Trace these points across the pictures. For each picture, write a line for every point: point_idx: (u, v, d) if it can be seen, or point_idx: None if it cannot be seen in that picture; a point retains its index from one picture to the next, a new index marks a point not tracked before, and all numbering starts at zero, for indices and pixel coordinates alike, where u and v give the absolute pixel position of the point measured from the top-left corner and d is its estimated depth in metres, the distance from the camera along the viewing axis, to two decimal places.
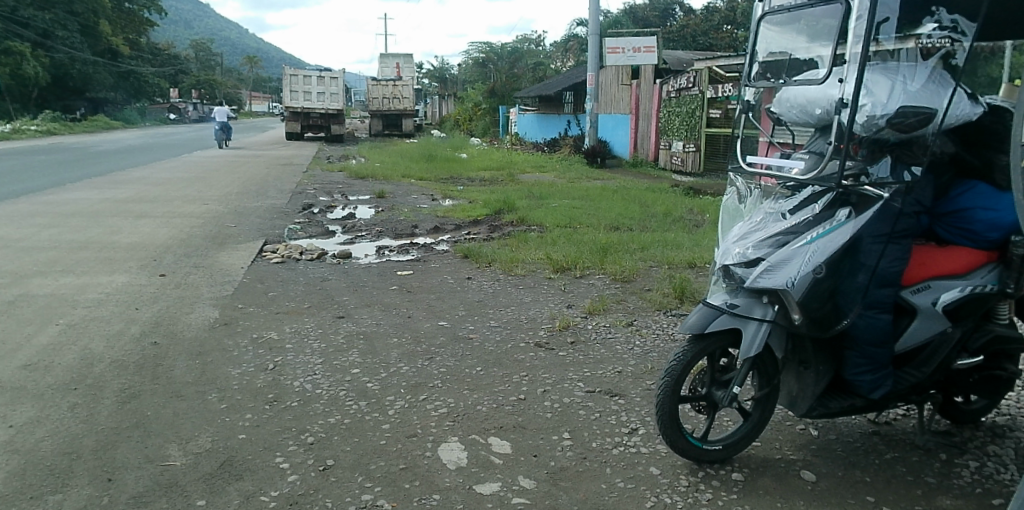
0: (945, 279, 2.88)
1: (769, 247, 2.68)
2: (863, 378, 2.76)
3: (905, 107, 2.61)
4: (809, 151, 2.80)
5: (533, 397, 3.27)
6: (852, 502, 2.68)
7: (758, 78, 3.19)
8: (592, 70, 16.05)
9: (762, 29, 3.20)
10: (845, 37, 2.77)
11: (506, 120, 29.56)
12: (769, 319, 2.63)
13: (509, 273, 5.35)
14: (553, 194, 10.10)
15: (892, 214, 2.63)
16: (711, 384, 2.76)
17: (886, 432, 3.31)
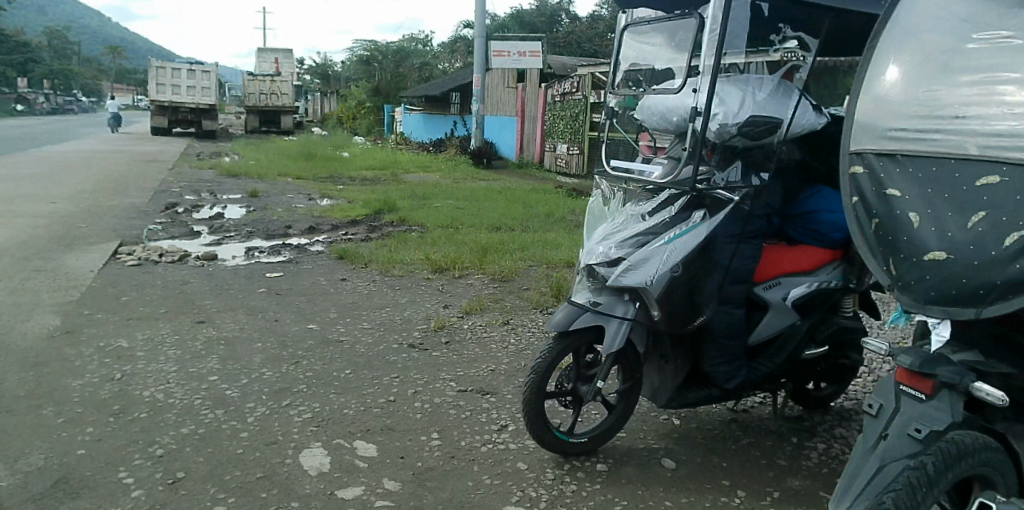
0: (794, 275, 3.09)
1: (630, 247, 2.77)
2: (719, 369, 2.92)
3: (754, 117, 2.84)
4: (667, 156, 2.92)
5: (402, 398, 3.24)
6: (708, 486, 2.82)
7: (622, 86, 3.31)
8: (477, 72, 16.12)
9: (626, 40, 3.34)
10: (699, 50, 2.90)
11: (392, 120, 29.21)
12: (630, 316, 2.73)
13: (385, 274, 5.28)
14: (437, 194, 10.07)
15: (742, 215, 2.85)
16: (577, 380, 2.83)
17: (744, 419, 3.51)
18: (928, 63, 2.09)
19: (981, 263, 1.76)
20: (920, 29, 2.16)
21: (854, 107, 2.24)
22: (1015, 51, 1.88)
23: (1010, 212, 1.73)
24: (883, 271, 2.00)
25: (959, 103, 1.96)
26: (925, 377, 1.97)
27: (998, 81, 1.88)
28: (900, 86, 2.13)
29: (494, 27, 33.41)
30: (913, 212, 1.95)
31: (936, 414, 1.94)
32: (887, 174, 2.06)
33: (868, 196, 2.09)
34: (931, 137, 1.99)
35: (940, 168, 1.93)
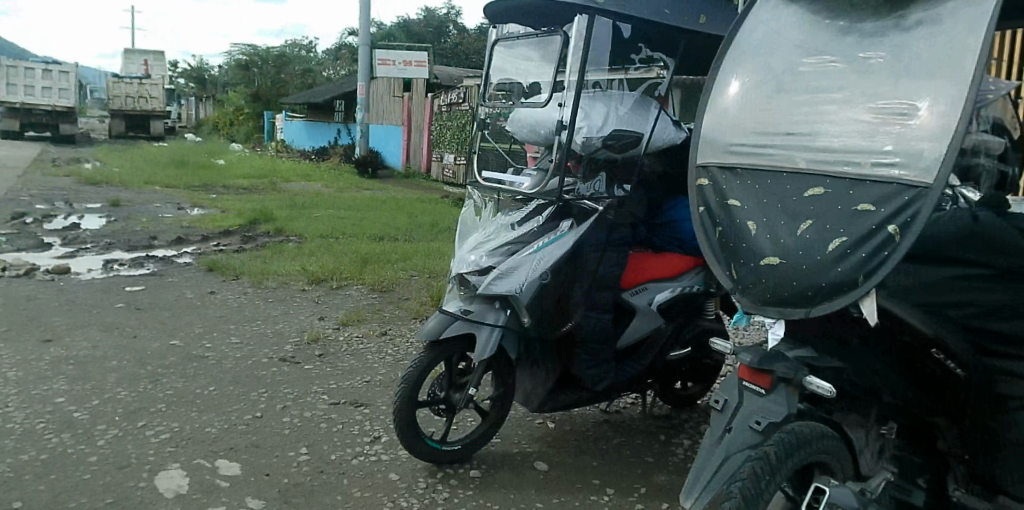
0: (659, 281, 3.23)
1: (500, 256, 2.85)
2: (588, 373, 3.02)
3: (616, 131, 2.99)
4: (536, 168, 3.03)
5: (270, 413, 3.15)
6: (578, 486, 2.91)
7: (493, 99, 3.39)
8: (361, 80, 15.89)
9: (496, 53, 3.41)
10: (563, 66, 3.02)
11: (273, 127, 28.29)
12: (501, 323, 2.77)
13: (258, 286, 5.11)
14: (319, 203, 9.85)
15: (607, 223, 2.97)
16: (449, 387, 2.86)
17: (616, 420, 3.65)
18: (765, 87, 2.32)
19: (809, 266, 1.93)
20: (757, 55, 2.39)
21: (700, 124, 2.42)
22: (837, 77, 2.15)
23: (833, 219, 1.93)
24: (727, 276, 2.13)
25: (792, 122, 2.19)
26: (764, 373, 2.13)
27: (825, 104, 2.13)
28: (740, 106, 2.34)
29: (380, 35, 33.04)
30: (752, 221, 2.11)
31: (772, 407, 2.10)
32: (729, 187, 2.23)
33: (712, 206, 2.25)
34: (767, 153, 2.19)
35: (774, 181, 2.12)
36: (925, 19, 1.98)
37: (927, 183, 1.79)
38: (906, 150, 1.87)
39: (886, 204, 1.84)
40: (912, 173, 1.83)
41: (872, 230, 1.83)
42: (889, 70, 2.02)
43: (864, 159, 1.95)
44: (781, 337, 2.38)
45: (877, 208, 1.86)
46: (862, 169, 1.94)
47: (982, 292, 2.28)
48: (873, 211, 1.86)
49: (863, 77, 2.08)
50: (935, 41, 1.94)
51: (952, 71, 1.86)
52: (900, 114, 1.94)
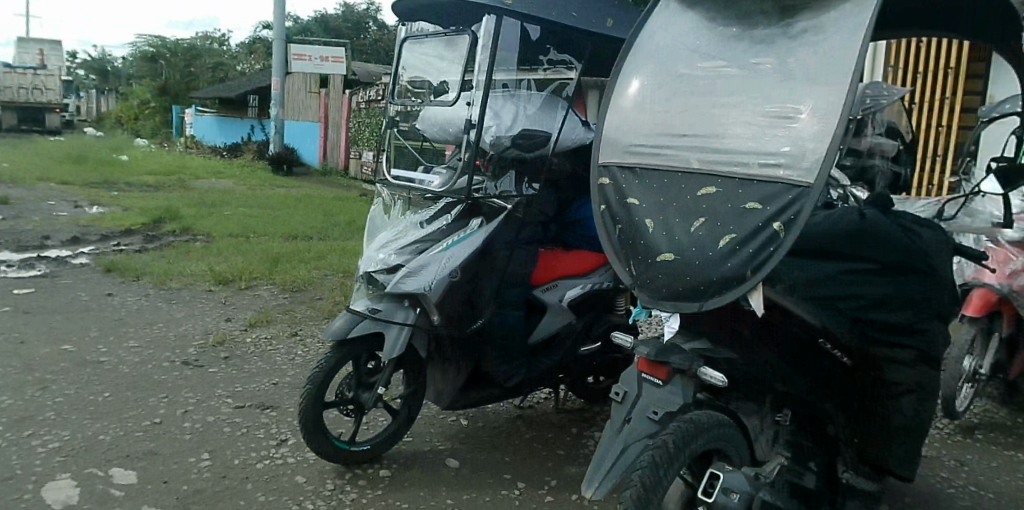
0: (569, 278, 3.29)
1: (409, 254, 2.83)
2: (499, 369, 3.05)
3: (524, 130, 3.05)
4: (446, 166, 3.04)
5: (170, 419, 3.05)
6: (489, 481, 2.94)
7: (402, 96, 3.38)
8: (275, 75, 15.47)
9: (405, 51, 3.41)
10: (472, 65, 3.04)
11: (181, 123, 27.20)
12: (410, 322, 2.78)
13: (160, 287, 4.92)
14: (228, 202, 9.54)
15: (516, 221, 3.01)
16: (358, 387, 2.83)
17: (529, 415, 3.69)
18: (662, 88, 2.40)
19: (702, 262, 2.01)
20: (655, 58, 2.48)
21: (602, 124, 2.49)
22: (729, 81, 2.26)
23: (723, 217, 2.02)
24: (626, 272, 2.18)
25: (688, 124, 2.28)
26: (661, 365, 2.23)
27: (719, 107, 2.23)
28: (640, 107, 2.42)
29: (296, 29, 32.25)
30: (649, 219, 2.17)
31: (669, 397, 2.20)
32: (628, 186, 2.29)
33: (612, 204, 2.31)
34: (664, 152, 2.27)
35: (671, 180, 2.20)
36: (810, 28, 2.14)
37: (808, 182, 1.91)
38: (790, 152, 1.99)
39: (772, 202, 1.95)
40: (796, 173, 1.95)
41: (759, 226, 1.93)
42: (776, 75, 2.15)
43: (752, 160, 2.06)
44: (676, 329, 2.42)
45: (764, 206, 1.96)
46: (751, 168, 2.05)
47: (871, 288, 2.51)
48: (760, 209, 1.96)
49: (752, 82, 2.20)
50: (818, 49, 2.09)
51: (832, 78, 2.01)
52: (786, 117, 2.06)
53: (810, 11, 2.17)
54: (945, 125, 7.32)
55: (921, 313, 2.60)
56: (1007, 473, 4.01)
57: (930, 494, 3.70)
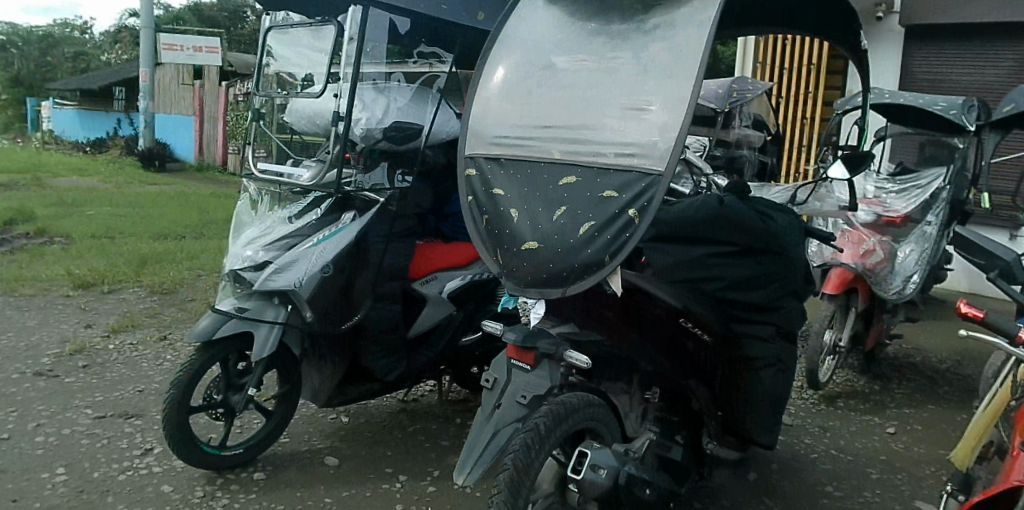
0: (448, 270, 3.31)
1: (277, 251, 2.80)
2: (379, 363, 3.03)
3: (397, 122, 3.06)
4: (315, 159, 2.97)
5: (20, 434, 2.85)
6: (370, 476, 2.93)
7: (268, 89, 3.29)
8: (142, 66, 14.57)
9: (270, 40, 3.31)
10: (337, 57, 2.99)
11: (38, 117, 25.18)
12: (281, 320, 2.72)
13: (9, 294, 4.56)
14: (91, 201, 8.94)
15: (389, 215, 3.00)
16: (227, 390, 2.78)
17: (412, 408, 3.68)
18: (525, 81, 2.46)
19: (563, 249, 2.07)
20: (518, 51, 2.53)
21: (468, 116, 2.51)
22: (587, 74, 2.34)
23: (583, 206, 2.09)
24: (493, 260, 2.21)
25: (550, 115, 2.34)
26: (528, 351, 2.30)
27: (579, 99, 2.31)
28: (505, 99, 2.46)
29: (167, 17, 30.47)
30: (513, 209, 2.21)
31: (537, 381, 2.27)
32: (494, 177, 2.33)
33: (479, 194, 2.33)
34: (528, 144, 2.32)
35: (534, 170, 2.26)
36: (661, 24, 2.25)
37: (659, 170, 2.02)
38: (643, 142, 2.09)
39: (627, 190, 2.05)
40: (649, 161, 2.05)
41: (616, 213, 2.02)
42: (630, 69, 2.25)
43: (610, 150, 2.14)
44: (543, 315, 2.49)
45: (620, 194, 2.05)
46: (608, 158, 2.14)
47: (728, 268, 2.69)
48: (617, 197, 2.05)
49: (608, 75, 2.29)
50: (667, 44, 2.21)
51: (681, 71, 2.13)
52: (639, 108, 2.16)
53: (662, 9, 2.29)
54: (809, 118, 7.83)
55: (778, 290, 2.80)
56: (862, 436, 4.37)
57: (793, 459, 3.98)
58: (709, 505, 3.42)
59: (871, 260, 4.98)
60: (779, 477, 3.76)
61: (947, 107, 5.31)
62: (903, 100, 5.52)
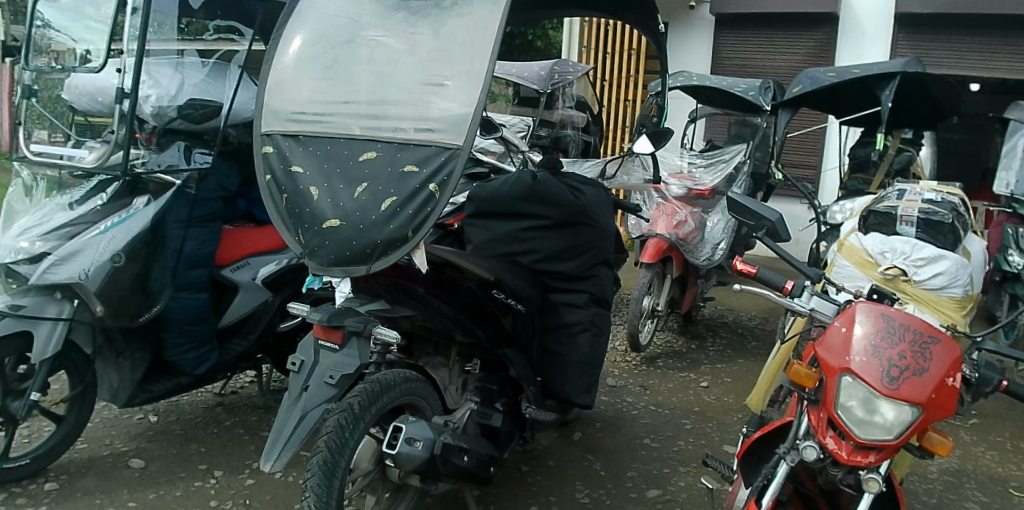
0: (261, 255, 3.17)
1: (58, 240, 2.58)
2: (185, 357, 2.86)
3: (193, 100, 2.96)
4: (99, 140, 2.75)
5: None
6: (180, 475, 2.80)
7: (40, 63, 2.99)
8: None
9: (40, 7, 2.99)
10: (119, 32, 2.73)
11: None
12: (66, 316, 2.53)
13: None
14: None
15: (188, 199, 2.84)
16: (6, 396, 2.58)
17: (230, 401, 3.52)
18: (321, 57, 2.40)
19: (365, 225, 2.06)
20: (315, 24, 2.47)
21: (263, 92, 2.41)
22: (386, 48, 2.33)
23: (383, 182, 2.10)
24: (294, 241, 2.15)
25: (348, 91, 2.31)
26: (336, 330, 2.27)
27: (378, 74, 2.29)
28: (302, 75, 2.40)
29: None
30: (313, 186, 2.17)
31: (345, 361, 2.26)
32: (292, 153, 2.27)
33: (277, 173, 2.26)
34: (327, 120, 2.28)
35: (333, 147, 2.23)
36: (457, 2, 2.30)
37: (457, 145, 2.08)
38: (441, 117, 2.14)
39: (427, 165, 2.09)
40: (447, 136, 2.11)
41: (416, 189, 2.06)
42: (428, 44, 2.27)
43: (409, 126, 2.16)
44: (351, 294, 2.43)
45: (420, 169, 2.09)
46: (408, 134, 2.16)
47: (542, 241, 2.82)
48: (417, 172, 2.08)
49: (406, 49, 2.30)
50: (462, 21, 2.26)
51: (477, 49, 2.19)
52: (436, 84, 2.20)
53: None
54: (631, 100, 8.28)
55: (588, 260, 2.97)
56: (679, 391, 4.74)
57: (616, 417, 4.24)
58: (536, 467, 3.58)
59: (684, 230, 5.27)
60: (603, 435, 4.00)
61: (747, 89, 6.09)
62: (709, 82, 6.16)
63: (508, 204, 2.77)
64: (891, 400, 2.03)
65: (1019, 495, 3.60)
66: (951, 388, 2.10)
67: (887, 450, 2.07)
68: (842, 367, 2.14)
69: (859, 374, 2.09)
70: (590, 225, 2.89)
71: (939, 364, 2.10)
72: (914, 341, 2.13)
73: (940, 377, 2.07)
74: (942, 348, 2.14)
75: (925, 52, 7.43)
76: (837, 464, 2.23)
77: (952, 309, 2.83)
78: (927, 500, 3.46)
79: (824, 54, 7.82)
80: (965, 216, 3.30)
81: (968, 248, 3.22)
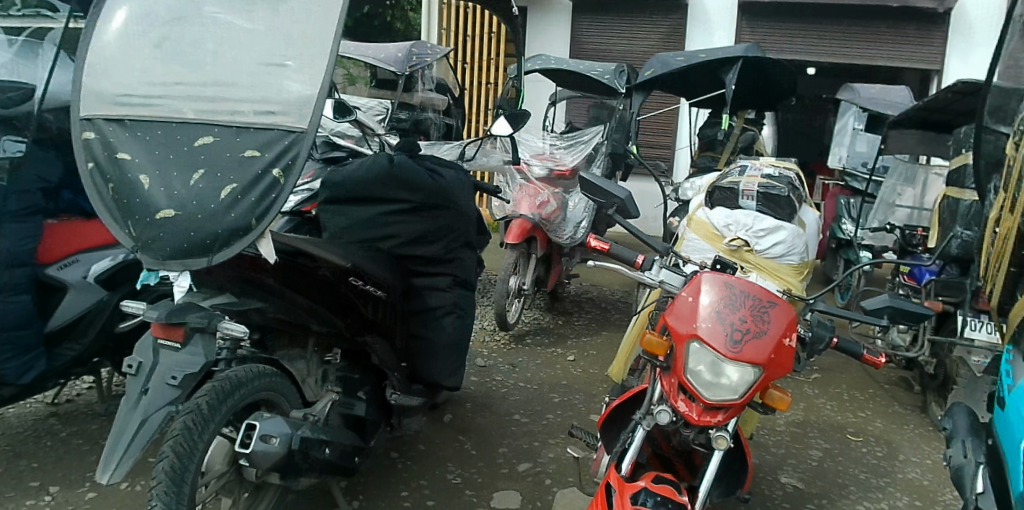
0: (92, 251, 2.94)
1: None
2: (9, 366, 2.61)
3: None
4: None
5: None
6: (8, 496, 2.56)
7: None
8: None
9: None
10: None
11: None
12: None
13: None
14: None
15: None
16: None
17: (65, 410, 3.24)
18: (148, 34, 2.22)
19: (204, 215, 1.96)
20: None
21: (81, 72, 2.20)
22: (219, 25, 2.18)
23: (222, 168, 2.00)
24: (124, 234, 2.01)
25: (179, 72, 2.15)
26: (177, 327, 2.13)
27: (211, 52, 2.15)
28: (124, 55, 2.20)
29: None
30: (144, 175, 2.03)
31: (189, 359, 2.13)
32: (117, 139, 2.10)
33: (102, 161, 2.08)
34: (156, 103, 2.12)
35: (165, 132, 2.08)
36: None
37: (302, 128, 2.00)
38: (283, 99, 2.05)
39: (269, 150, 2.00)
40: (290, 119, 2.02)
41: (259, 174, 1.97)
42: (267, 22, 2.15)
43: (248, 108, 2.06)
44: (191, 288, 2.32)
45: (262, 153, 2.00)
46: (248, 117, 2.05)
47: (403, 225, 2.81)
48: (259, 157, 1.99)
49: (242, 28, 2.17)
50: None
51: (320, 25, 2.10)
52: (276, 65, 2.10)
53: None
54: (492, 83, 8.30)
55: (450, 243, 2.98)
56: (547, 366, 4.86)
57: (485, 396, 4.28)
58: (406, 452, 3.56)
59: (546, 210, 5.32)
60: (472, 414, 4.02)
61: (603, 72, 6.31)
62: (567, 66, 6.33)
63: (365, 188, 2.78)
64: (735, 363, 2.17)
65: (853, 439, 3.98)
66: (788, 347, 2.28)
67: (733, 409, 2.21)
68: (690, 333, 2.26)
69: (706, 340, 2.22)
70: (448, 208, 2.92)
71: (777, 325, 2.26)
72: (754, 306, 2.29)
73: (777, 338, 2.24)
74: (779, 311, 2.30)
75: (765, 37, 7.97)
76: (688, 425, 2.36)
77: (789, 275, 3.06)
78: (774, 451, 3.74)
79: (675, 38, 8.19)
80: (800, 190, 3.55)
81: (804, 218, 3.43)
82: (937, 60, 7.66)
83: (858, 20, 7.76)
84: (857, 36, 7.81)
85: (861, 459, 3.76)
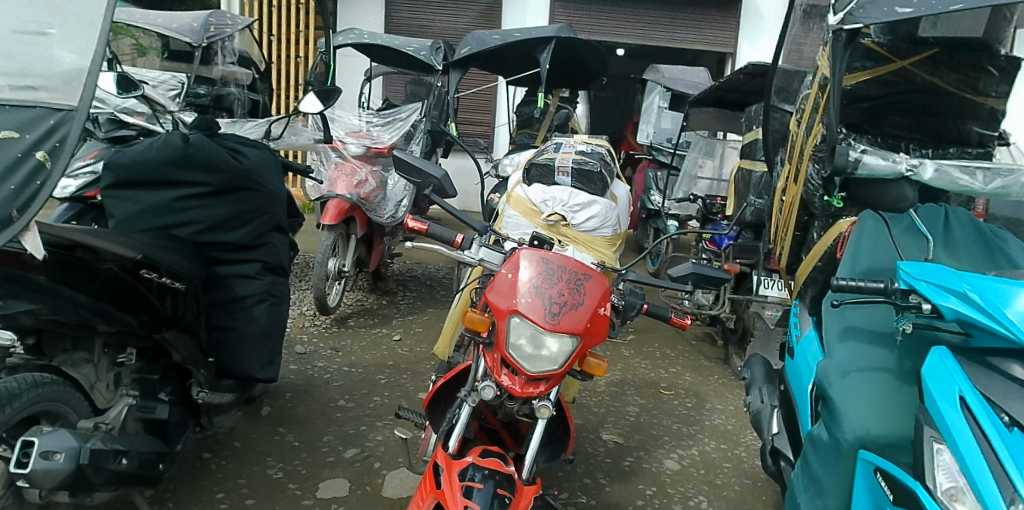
0: None
1: None
2: None
3: None
4: None
5: None
6: None
7: None
8: None
9: None
10: None
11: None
12: None
13: None
14: None
15: None
16: None
17: None
18: None
19: None
20: None
21: None
22: None
23: None
24: None
25: None
26: None
27: None
28: None
29: None
30: None
31: None
32: None
33: None
34: None
35: None
36: None
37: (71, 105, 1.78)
38: (45, 72, 1.79)
39: (30, 130, 1.74)
40: (55, 95, 1.78)
41: (19, 158, 1.71)
42: None
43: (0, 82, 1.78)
44: None
45: (21, 134, 1.73)
46: None
47: (204, 210, 2.59)
48: (16, 138, 1.72)
49: None
50: None
51: None
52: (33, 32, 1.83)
53: None
54: (301, 57, 7.90)
55: (259, 227, 2.79)
56: (372, 348, 4.77)
57: (307, 384, 4.12)
58: (220, 451, 3.34)
59: (364, 190, 5.18)
60: (292, 404, 3.85)
61: (419, 49, 6.21)
62: (381, 41, 6.16)
63: (157, 171, 2.51)
64: (553, 334, 2.24)
65: (665, 393, 4.29)
66: (603, 315, 2.39)
67: (554, 379, 2.26)
68: (510, 309, 2.29)
69: (525, 314, 2.26)
70: (254, 190, 2.70)
71: (591, 296, 2.36)
72: (570, 279, 2.37)
73: (592, 308, 2.34)
74: (593, 282, 2.40)
75: (578, 18, 8.27)
76: (512, 398, 2.40)
77: (603, 246, 3.19)
78: (596, 411, 3.94)
79: (491, 17, 8.27)
80: (611, 164, 3.72)
81: (615, 193, 3.61)
82: (730, 44, 8.36)
83: (660, 5, 8.25)
84: (661, 20, 8.32)
85: (671, 410, 4.07)
